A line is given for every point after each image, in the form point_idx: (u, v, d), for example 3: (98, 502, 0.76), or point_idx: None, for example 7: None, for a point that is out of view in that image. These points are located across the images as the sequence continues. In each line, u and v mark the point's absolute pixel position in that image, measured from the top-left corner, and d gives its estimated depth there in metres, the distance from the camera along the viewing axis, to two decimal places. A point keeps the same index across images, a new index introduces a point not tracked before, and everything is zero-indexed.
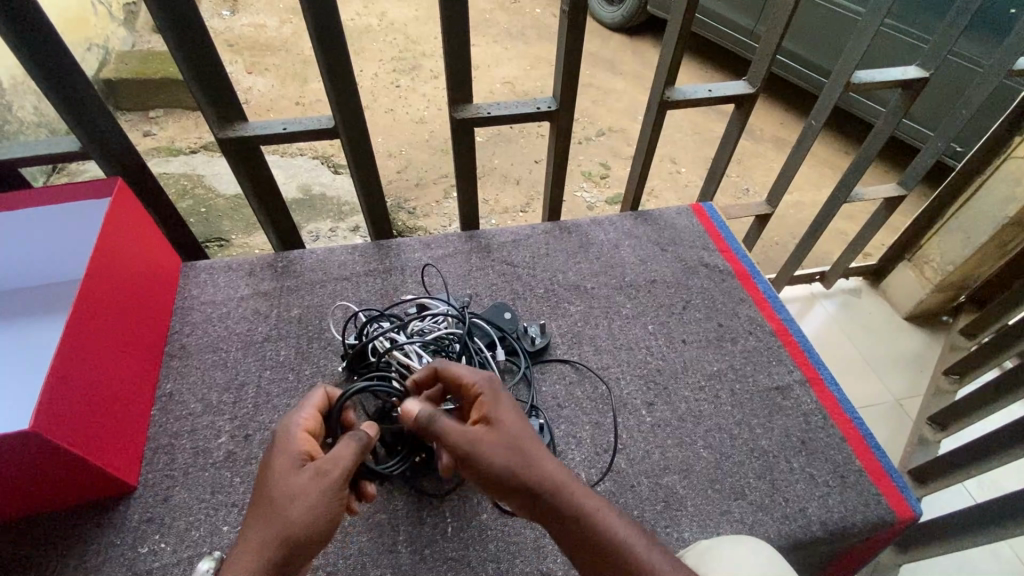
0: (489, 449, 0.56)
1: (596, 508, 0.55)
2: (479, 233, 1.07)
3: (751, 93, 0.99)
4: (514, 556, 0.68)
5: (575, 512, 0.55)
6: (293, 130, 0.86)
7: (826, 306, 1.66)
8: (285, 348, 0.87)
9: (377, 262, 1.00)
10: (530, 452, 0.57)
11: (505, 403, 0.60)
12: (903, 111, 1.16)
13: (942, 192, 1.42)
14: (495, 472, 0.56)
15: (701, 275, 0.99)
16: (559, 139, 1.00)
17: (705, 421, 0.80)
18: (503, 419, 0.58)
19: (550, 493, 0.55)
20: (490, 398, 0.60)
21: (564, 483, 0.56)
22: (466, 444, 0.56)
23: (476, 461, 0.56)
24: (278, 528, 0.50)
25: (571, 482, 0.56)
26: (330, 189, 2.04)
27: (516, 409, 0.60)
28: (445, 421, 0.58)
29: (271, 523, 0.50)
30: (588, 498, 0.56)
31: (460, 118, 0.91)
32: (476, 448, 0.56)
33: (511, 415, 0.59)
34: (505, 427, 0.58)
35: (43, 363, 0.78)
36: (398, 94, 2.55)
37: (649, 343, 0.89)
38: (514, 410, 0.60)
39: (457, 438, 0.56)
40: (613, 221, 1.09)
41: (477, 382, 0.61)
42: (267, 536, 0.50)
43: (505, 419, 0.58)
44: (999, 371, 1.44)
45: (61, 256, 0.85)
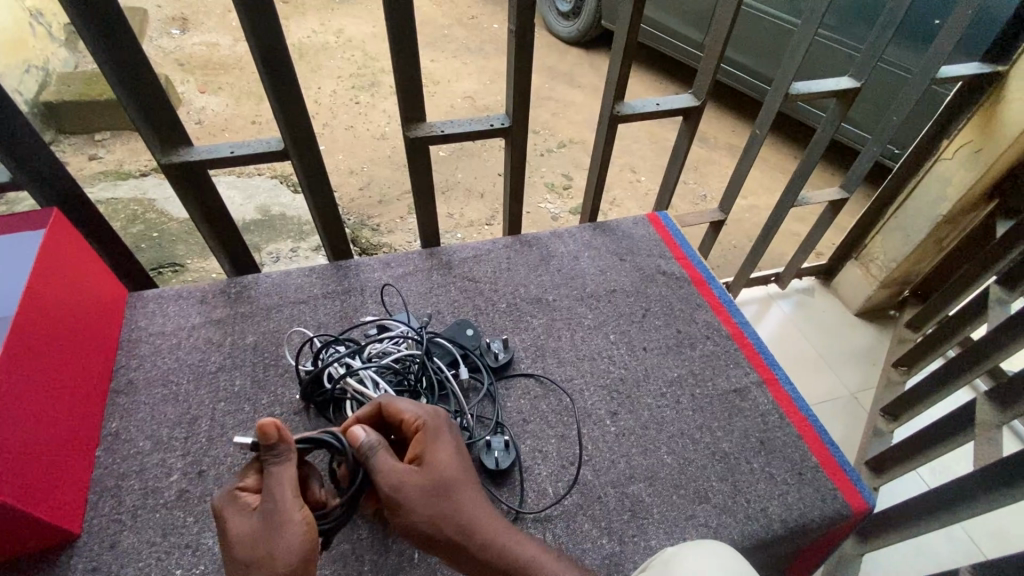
0: (417, 498, 0.58)
1: (530, 551, 0.60)
2: (440, 250, 1.06)
3: (698, 105, 1.02)
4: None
5: (514, 558, 0.59)
6: (240, 154, 0.84)
7: (781, 306, 1.71)
8: (240, 377, 0.84)
9: (336, 283, 0.98)
10: (468, 498, 0.61)
11: (440, 451, 0.62)
12: (840, 118, 1.23)
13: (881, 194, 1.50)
14: (430, 521, 0.58)
15: (659, 283, 1.02)
16: (514, 153, 1.00)
17: (667, 427, 0.81)
18: (441, 461, 0.61)
19: (479, 539, 0.59)
20: (429, 438, 0.62)
21: (492, 527, 0.60)
22: (396, 486, 0.58)
23: (408, 506, 0.58)
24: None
25: (502, 532, 0.60)
26: (289, 209, 2.01)
27: (454, 451, 0.63)
28: (379, 459, 0.58)
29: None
30: (519, 545, 0.60)
31: (413, 137, 0.90)
32: (405, 490, 0.58)
33: (448, 459, 0.62)
34: (438, 472, 0.60)
35: None
36: (358, 110, 2.53)
37: (611, 352, 0.90)
38: (455, 453, 0.63)
39: (388, 478, 0.58)
40: (573, 233, 1.11)
41: (420, 419, 0.63)
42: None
43: (442, 464, 0.61)
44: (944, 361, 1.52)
45: None
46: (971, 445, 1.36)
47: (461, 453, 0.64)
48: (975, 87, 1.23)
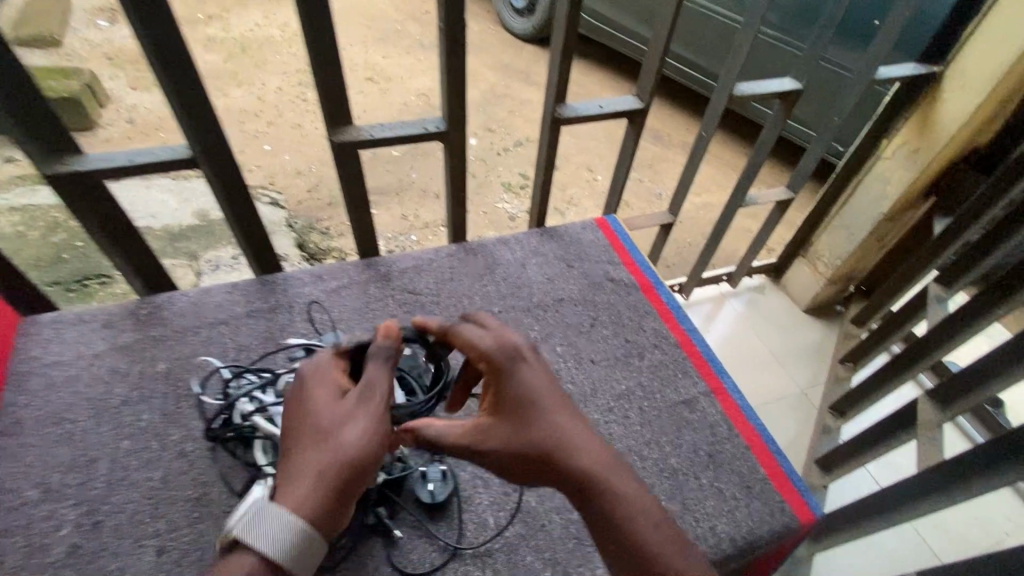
0: (503, 433, 0.55)
1: (627, 493, 0.52)
2: (378, 260, 1.00)
3: (642, 107, 0.99)
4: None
5: (612, 501, 0.52)
6: (141, 162, 0.75)
7: (733, 305, 1.73)
8: (148, 412, 0.76)
9: (261, 300, 0.91)
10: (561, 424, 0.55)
11: (530, 379, 0.57)
12: (784, 119, 1.23)
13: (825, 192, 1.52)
14: (518, 455, 0.54)
15: (607, 290, 0.98)
16: (453, 158, 0.94)
17: (615, 445, 0.78)
18: (531, 389, 0.56)
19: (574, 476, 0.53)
20: (515, 367, 0.57)
21: (590, 466, 0.53)
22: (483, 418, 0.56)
23: (492, 440, 0.55)
24: (314, 455, 0.54)
25: (598, 471, 0.53)
26: None
27: (543, 381, 0.57)
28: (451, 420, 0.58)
29: (306, 452, 0.54)
30: (623, 485, 0.52)
31: (339, 141, 0.83)
32: (493, 422, 0.56)
33: (534, 387, 0.56)
34: (527, 400, 0.56)
35: None
36: (306, 108, 2.41)
37: (557, 366, 0.86)
38: (543, 375, 0.58)
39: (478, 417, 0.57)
40: (519, 239, 1.06)
41: (496, 348, 0.58)
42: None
43: (530, 392, 0.56)
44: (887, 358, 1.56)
45: None
46: (912, 444, 1.40)
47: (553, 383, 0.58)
48: (910, 88, 1.26)
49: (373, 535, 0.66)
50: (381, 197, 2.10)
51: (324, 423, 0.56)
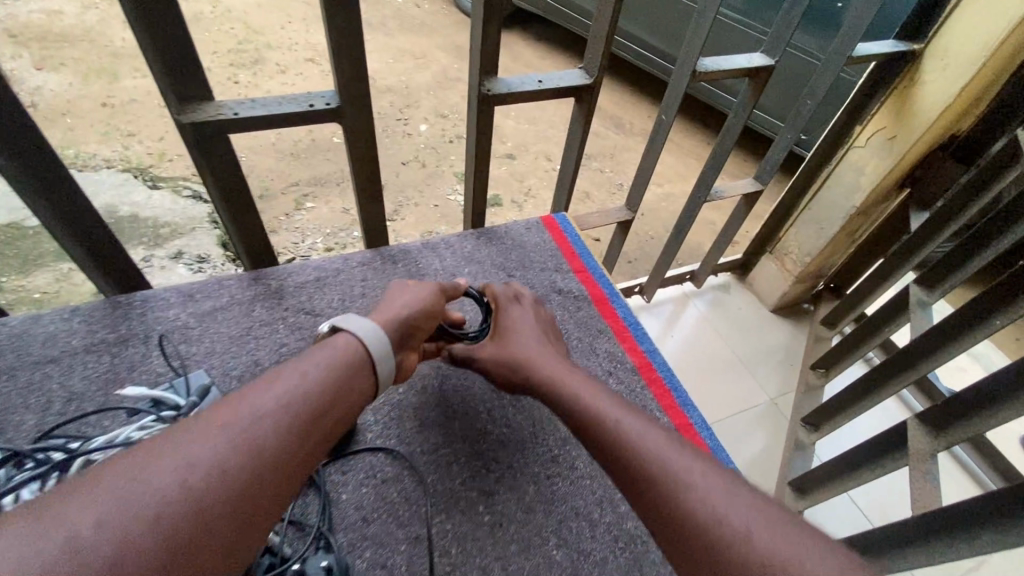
0: (494, 356, 0.65)
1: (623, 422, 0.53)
2: (268, 272, 0.81)
3: (590, 83, 0.83)
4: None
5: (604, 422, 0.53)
6: None
7: (698, 305, 1.60)
8: None
9: (106, 329, 0.71)
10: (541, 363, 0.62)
11: (522, 319, 0.70)
12: (754, 102, 1.08)
13: (795, 182, 1.39)
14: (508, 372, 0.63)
15: (554, 305, 0.82)
16: (358, 145, 0.75)
17: (558, 508, 0.63)
18: (519, 323, 0.70)
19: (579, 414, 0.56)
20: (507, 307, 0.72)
21: (579, 389, 0.57)
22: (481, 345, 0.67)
23: (485, 360, 0.66)
24: (390, 307, 0.60)
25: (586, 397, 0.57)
26: (144, 209, 1.64)
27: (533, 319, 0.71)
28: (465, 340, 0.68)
29: (384, 306, 0.60)
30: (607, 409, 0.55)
31: (189, 122, 0.62)
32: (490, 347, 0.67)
33: (522, 320, 0.69)
34: (520, 328, 0.69)
35: None
36: (235, 91, 2.15)
37: (489, 406, 0.70)
38: (529, 316, 0.71)
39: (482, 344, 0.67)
40: (450, 242, 0.90)
41: (503, 295, 0.73)
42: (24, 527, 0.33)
43: (518, 323, 0.70)
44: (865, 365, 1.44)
45: None
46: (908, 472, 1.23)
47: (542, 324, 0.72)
48: (886, 67, 1.13)
49: None
50: (320, 189, 1.89)
51: (397, 296, 0.63)
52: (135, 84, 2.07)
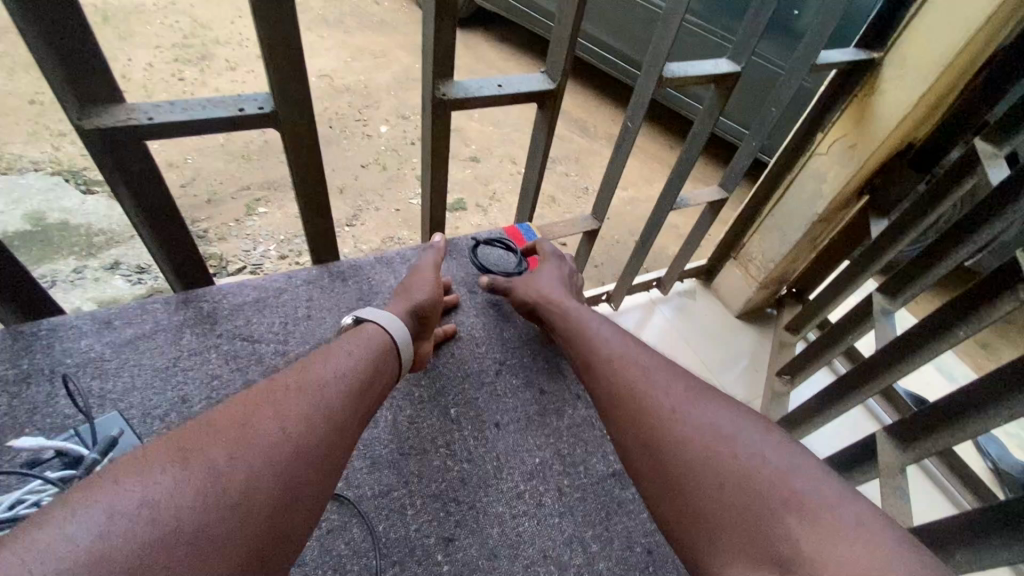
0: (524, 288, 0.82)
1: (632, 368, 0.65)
2: (199, 293, 0.76)
3: (553, 88, 0.78)
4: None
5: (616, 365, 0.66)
6: None
7: (663, 312, 1.58)
8: None
9: (7, 365, 0.64)
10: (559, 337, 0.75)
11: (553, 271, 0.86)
12: (719, 110, 1.06)
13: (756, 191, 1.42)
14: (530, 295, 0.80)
15: (516, 323, 0.84)
16: (301, 153, 0.69)
17: (525, 550, 0.62)
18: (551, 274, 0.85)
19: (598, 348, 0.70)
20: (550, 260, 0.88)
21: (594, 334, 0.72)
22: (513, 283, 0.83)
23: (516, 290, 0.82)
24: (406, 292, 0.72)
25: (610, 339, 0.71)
26: (74, 215, 1.50)
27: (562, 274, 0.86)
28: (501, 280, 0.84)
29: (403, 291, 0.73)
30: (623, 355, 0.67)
31: (92, 128, 0.54)
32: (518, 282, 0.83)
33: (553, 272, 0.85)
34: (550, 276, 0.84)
35: None
36: (180, 88, 2.01)
37: (450, 437, 0.69)
38: (561, 270, 0.86)
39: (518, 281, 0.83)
40: (405, 255, 0.89)
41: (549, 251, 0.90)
42: (161, 462, 0.42)
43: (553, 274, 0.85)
44: (831, 372, 1.43)
45: None
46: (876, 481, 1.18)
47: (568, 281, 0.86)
48: (847, 76, 1.14)
49: None
50: (272, 193, 1.78)
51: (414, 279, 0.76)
52: None
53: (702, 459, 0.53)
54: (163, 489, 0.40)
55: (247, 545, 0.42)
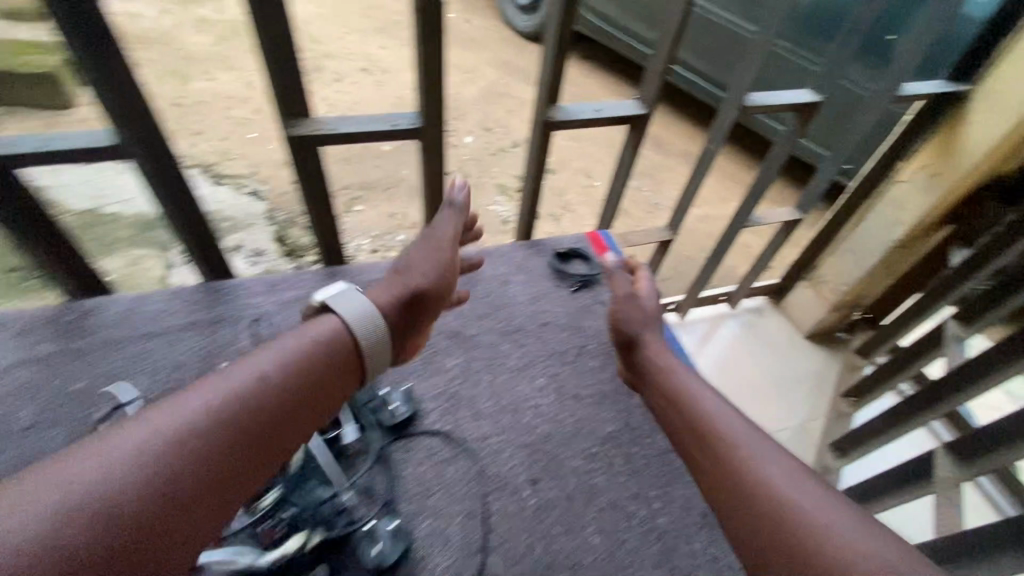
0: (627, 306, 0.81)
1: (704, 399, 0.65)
2: (340, 270, 0.95)
3: (644, 113, 0.89)
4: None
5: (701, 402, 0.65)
6: (56, 147, 0.68)
7: (731, 326, 1.62)
8: (64, 428, 0.74)
9: (205, 310, 0.86)
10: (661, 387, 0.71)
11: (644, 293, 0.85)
12: (798, 135, 1.13)
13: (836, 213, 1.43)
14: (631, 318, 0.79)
15: (597, 314, 0.89)
16: (431, 160, 0.84)
17: (597, 499, 0.68)
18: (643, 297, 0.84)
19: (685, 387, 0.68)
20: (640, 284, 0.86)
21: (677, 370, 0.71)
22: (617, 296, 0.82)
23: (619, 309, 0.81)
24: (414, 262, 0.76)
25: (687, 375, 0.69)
26: (209, 203, 1.78)
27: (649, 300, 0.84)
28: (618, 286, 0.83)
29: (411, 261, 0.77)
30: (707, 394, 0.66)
31: (295, 134, 0.72)
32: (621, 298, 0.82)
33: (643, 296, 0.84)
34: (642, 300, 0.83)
35: None
36: (297, 96, 2.30)
37: (536, 402, 0.76)
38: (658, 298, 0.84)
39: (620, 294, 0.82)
40: (503, 250, 0.96)
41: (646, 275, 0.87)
42: (87, 452, 0.47)
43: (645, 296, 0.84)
44: (896, 397, 1.45)
45: None
46: (929, 502, 1.17)
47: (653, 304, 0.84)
48: (932, 108, 1.16)
49: None
50: (369, 194, 1.99)
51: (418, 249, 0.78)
52: (206, 87, 2.24)
53: (768, 502, 0.54)
54: (79, 483, 0.45)
55: (125, 545, 0.45)
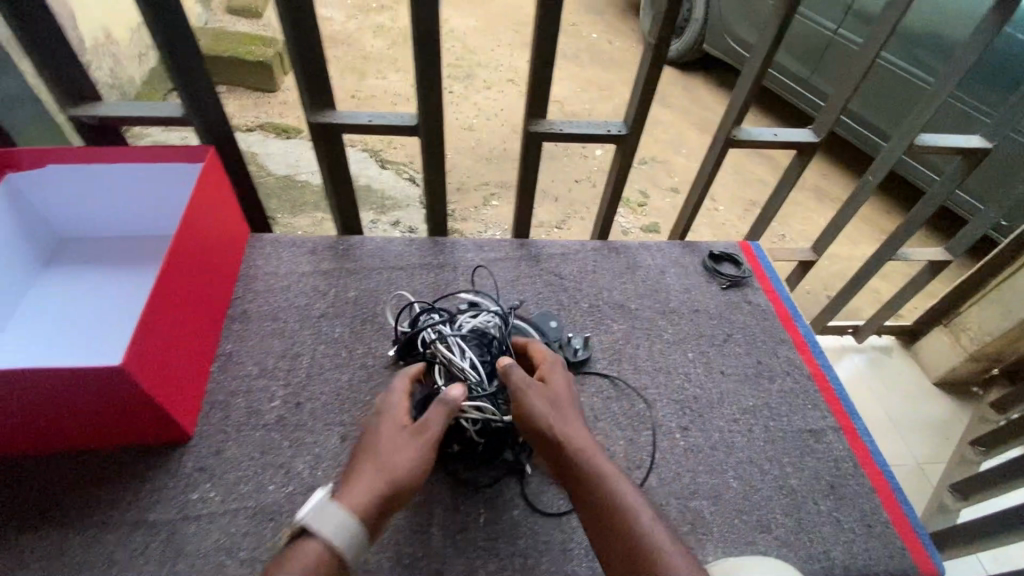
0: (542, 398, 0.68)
1: (621, 488, 0.61)
2: (531, 242, 1.10)
3: (814, 141, 1.06)
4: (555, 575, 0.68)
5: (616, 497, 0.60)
6: (377, 123, 0.90)
7: (855, 360, 1.66)
8: (340, 325, 0.91)
9: (431, 255, 1.04)
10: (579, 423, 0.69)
11: (556, 374, 0.74)
12: (959, 178, 1.20)
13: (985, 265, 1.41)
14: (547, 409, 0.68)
15: (744, 311, 1.01)
16: (623, 164, 1.02)
17: (736, 453, 0.82)
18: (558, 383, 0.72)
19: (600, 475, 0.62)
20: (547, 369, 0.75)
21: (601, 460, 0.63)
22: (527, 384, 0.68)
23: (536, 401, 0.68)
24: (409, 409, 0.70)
25: (587, 447, 0.64)
26: (375, 182, 2.10)
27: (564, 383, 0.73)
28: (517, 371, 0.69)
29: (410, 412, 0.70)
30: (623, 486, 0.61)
31: (533, 131, 0.93)
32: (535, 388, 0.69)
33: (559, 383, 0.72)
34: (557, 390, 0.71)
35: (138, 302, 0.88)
36: (451, 99, 2.61)
37: (688, 369, 0.91)
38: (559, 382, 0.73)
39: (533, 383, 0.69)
40: (661, 247, 1.12)
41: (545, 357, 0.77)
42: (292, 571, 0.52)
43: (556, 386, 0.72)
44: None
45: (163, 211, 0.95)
46: None
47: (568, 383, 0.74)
48: None
49: (512, 471, 0.76)
50: (504, 191, 2.24)
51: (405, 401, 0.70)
52: (377, 84, 2.61)
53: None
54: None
55: None
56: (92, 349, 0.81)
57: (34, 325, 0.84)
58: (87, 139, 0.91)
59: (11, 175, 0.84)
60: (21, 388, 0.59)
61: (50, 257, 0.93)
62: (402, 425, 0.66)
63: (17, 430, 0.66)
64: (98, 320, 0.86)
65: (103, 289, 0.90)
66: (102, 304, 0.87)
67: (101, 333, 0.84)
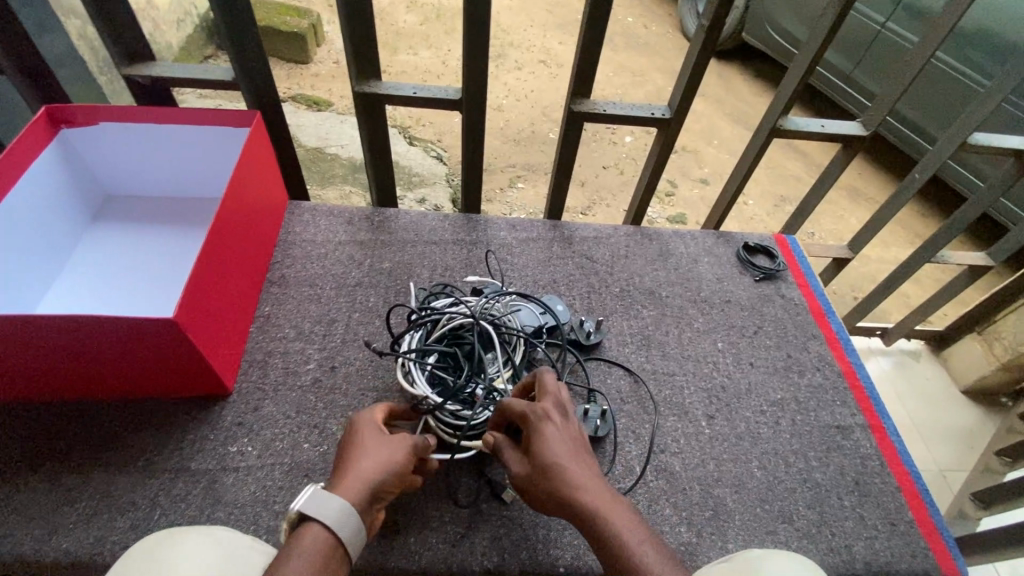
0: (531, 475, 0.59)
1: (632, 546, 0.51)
2: (563, 224, 1.10)
3: (864, 135, 1.04)
4: (577, 552, 0.69)
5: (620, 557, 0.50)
6: (420, 96, 0.91)
7: (881, 362, 1.64)
8: (375, 295, 0.93)
9: (465, 233, 1.05)
10: (564, 471, 0.57)
11: (545, 428, 0.61)
12: (1010, 183, 1.17)
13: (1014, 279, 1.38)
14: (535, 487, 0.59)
15: (776, 304, 1.00)
16: (663, 148, 1.01)
17: (762, 443, 0.82)
18: (546, 444, 0.59)
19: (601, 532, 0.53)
20: (532, 428, 0.61)
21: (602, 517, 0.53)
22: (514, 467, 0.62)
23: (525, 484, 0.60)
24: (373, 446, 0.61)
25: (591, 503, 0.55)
26: (403, 159, 2.10)
27: (556, 438, 0.60)
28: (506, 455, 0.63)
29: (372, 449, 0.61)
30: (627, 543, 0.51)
31: (575, 110, 0.93)
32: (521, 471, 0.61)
33: (548, 442, 0.60)
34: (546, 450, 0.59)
35: (181, 262, 0.90)
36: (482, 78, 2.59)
37: (715, 359, 0.91)
38: (555, 440, 0.60)
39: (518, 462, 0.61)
40: (695, 236, 1.11)
41: (521, 411, 0.63)
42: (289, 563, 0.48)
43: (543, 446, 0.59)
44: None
45: (206, 174, 0.97)
46: None
47: (568, 436, 0.60)
48: None
49: None
50: (531, 174, 2.23)
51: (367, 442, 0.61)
52: (409, 60, 2.60)
53: None
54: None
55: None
56: (137, 304, 0.84)
57: (83, 277, 0.87)
58: (137, 99, 0.93)
59: (64, 130, 0.86)
60: (81, 334, 0.62)
61: (99, 212, 0.96)
62: (381, 426, 0.64)
63: (72, 374, 0.70)
64: (143, 279, 0.88)
65: (149, 248, 0.92)
66: (147, 262, 0.90)
67: (145, 291, 0.86)
